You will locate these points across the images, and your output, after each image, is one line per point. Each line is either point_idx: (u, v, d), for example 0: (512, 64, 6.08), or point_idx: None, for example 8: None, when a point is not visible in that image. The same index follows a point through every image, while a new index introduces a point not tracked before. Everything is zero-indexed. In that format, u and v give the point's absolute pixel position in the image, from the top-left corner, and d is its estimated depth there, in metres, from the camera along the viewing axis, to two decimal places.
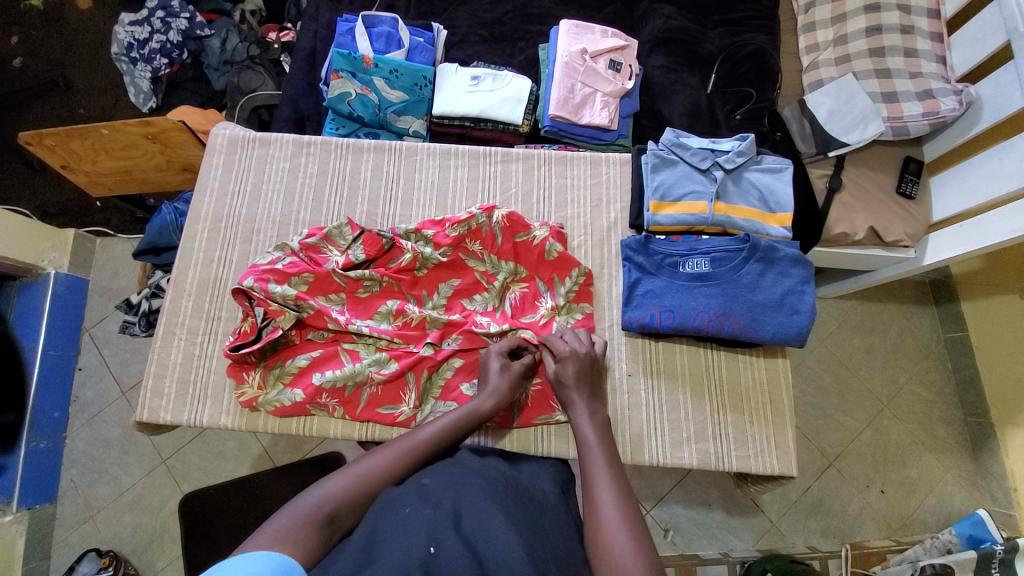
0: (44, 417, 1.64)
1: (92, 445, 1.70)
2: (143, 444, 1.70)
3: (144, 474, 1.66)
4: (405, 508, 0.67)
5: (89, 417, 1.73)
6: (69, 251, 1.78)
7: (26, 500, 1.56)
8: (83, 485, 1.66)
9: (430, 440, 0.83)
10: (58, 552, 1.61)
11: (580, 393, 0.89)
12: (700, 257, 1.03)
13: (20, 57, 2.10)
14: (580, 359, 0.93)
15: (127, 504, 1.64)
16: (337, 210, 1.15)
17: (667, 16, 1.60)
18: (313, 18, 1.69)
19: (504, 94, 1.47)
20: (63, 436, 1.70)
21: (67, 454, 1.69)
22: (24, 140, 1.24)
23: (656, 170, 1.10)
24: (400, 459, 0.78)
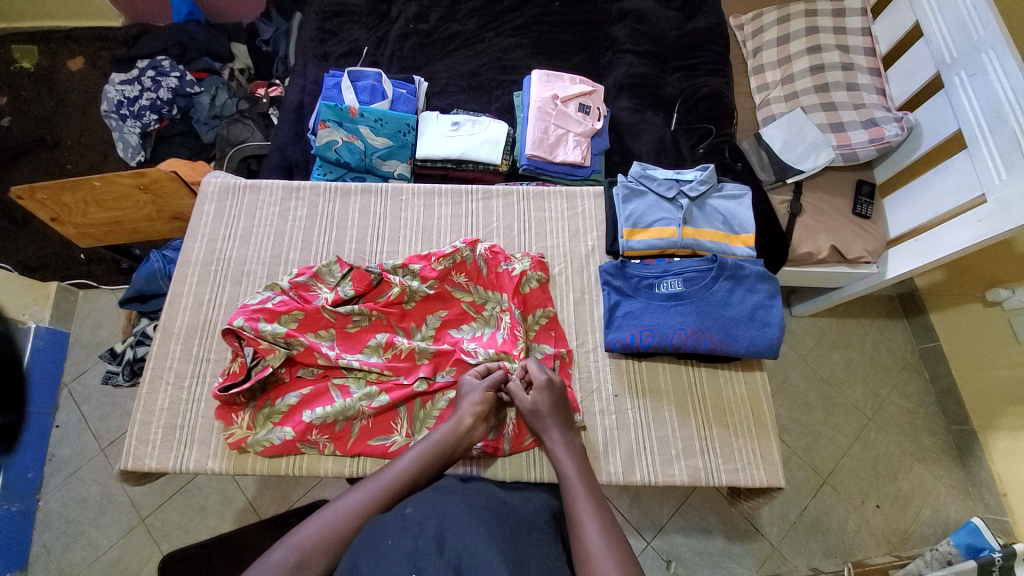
0: (18, 477, 1.58)
1: (67, 505, 1.63)
2: (121, 501, 1.64)
3: (122, 535, 1.60)
4: (388, 540, 0.68)
5: (64, 476, 1.66)
6: (50, 304, 1.78)
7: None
8: (59, 549, 1.58)
9: (412, 473, 0.84)
10: None
11: (552, 419, 0.93)
12: (674, 278, 1.08)
13: (9, 116, 2.17)
14: (550, 393, 0.95)
15: (102, 570, 1.56)
16: (325, 249, 1.18)
17: (629, 64, 1.75)
18: (301, 75, 1.81)
19: (483, 137, 1.58)
20: (36, 497, 1.62)
21: (40, 518, 1.61)
22: (14, 194, 1.23)
23: (627, 200, 1.16)
24: (382, 497, 0.80)
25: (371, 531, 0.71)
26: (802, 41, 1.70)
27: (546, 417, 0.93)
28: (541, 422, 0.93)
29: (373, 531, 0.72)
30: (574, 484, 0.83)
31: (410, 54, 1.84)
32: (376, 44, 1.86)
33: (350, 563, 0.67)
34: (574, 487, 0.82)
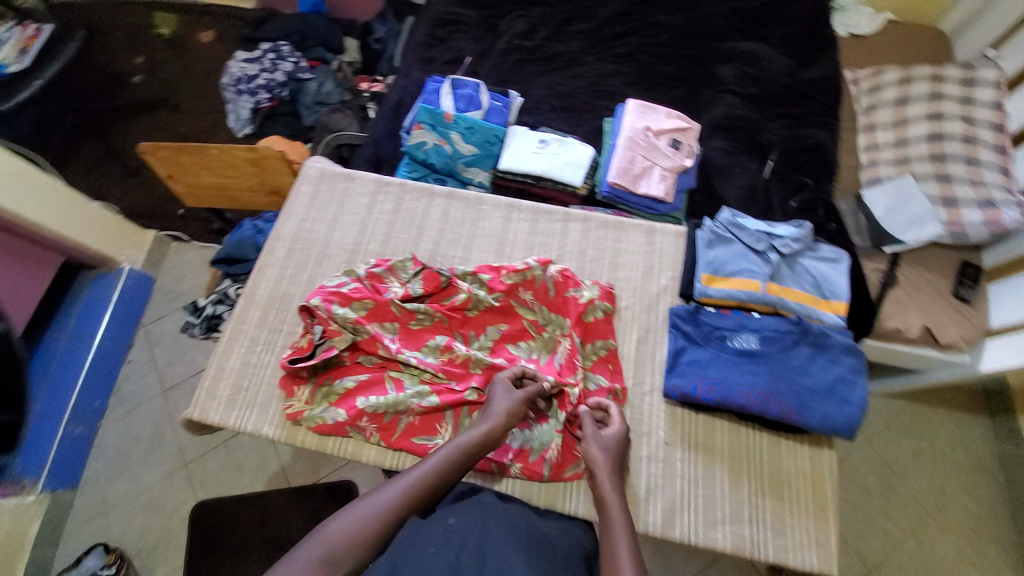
0: (87, 404, 1.80)
1: (120, 439, 1.84)
2: (169, 446, 1.82)
3: (163, 476, 1.78)
4: (428, 547, 0.69)
5: (125, 410, 1.88)
6: (144, 249, 2.02)
7: (49, 484, 1.67)
8: (104, 478, 1.79)
9: (435, 478, 0.84)
10: (68, 542, 1.71)
11: (610, 462, 0.90)
12: (749, 334, 1.03)
13: (141, 75, 2.44)
14: (620, 440, 0.94)
15: (140, 506, 1.74)
16: (403, 245, 1.23)
17: (732, 105, 1.73)
18: (406, 76, 1.93)
19: (567, 158, 1.59)
20: (97, 423, 1.84)
21: (96, 443, 1.83)
22: (140, 149, 1.35)
23: (710, 246, 1.12)
24: (405, 500, 0.80)
25: (413, 535, 0.72)
26: (922, 105, 1.58)
27: (609, 454, 0.91)
28: (599, 456, 0.91)
29: (416, 535, 0.72)
30: (616, 532, 0.79)
31: (510, 68, 1.91)
32: (480, 55, 1.96)
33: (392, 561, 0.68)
34: (617, 537, 0.78)
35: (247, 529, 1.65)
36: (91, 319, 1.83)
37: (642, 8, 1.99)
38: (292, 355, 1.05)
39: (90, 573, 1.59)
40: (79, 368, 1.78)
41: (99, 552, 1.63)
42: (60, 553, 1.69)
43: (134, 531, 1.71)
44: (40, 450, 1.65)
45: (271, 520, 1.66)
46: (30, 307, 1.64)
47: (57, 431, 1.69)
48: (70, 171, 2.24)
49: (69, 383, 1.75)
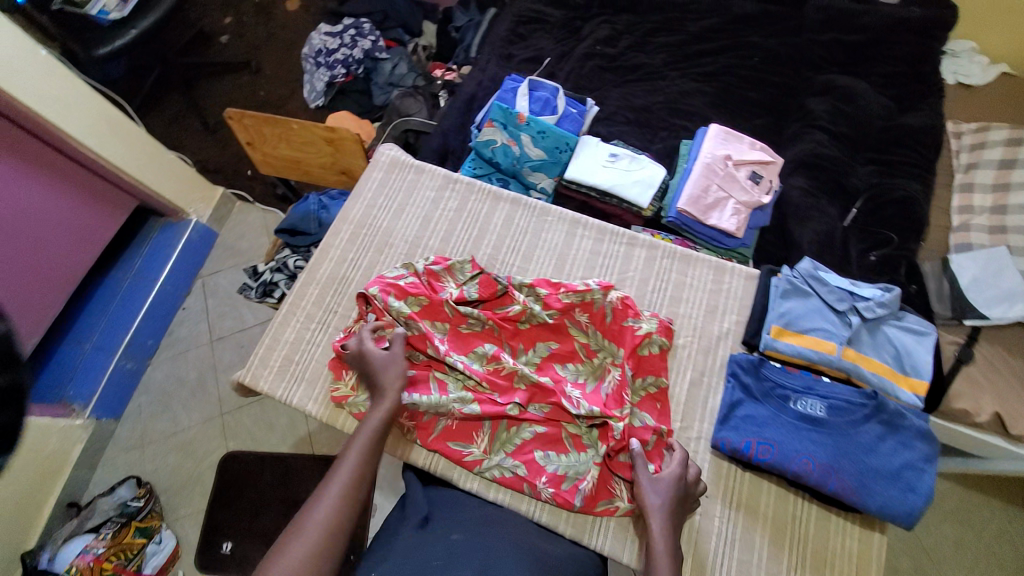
0: (139, 343, 1.90)
1: (166, 379, 1.94)
2: (209, 393, 1.91)
3: (201, 421, 1.87)
4: (434, 562, 0.74)
5: (174, 352, 1.98)
6: (211, 205, 2.10)
7: (96, 412, 1.79)
8: (147, 413, 1.89)
9: (355, 475, 0.83)
10: (103, 468, 1.82)
11: (664, 510, 0.85)
12: (815, 399, 0.98)
13: (227, 35, 2.53)
14: (676, 485, 0.88)
15: (176, 445, 1.84)
16: (463, 246, 1.21)
17: (818, 143, 1.63)
18: (482, 69, 1.91)
19: (637, 177, 1.54)
20: (146, 362, 1.95)
21: (143, 380, 1.94)
22: (227, 115, 1.41)
23: (785, 296, 1.07)
24: (345, 503, 0.79)
25: (417, 548, 0.78)
26: None
27: (662, 499, 0.87)
28: (652, 501, 0.87)
29: (420, 552, 0.77)
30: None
31: (588, 73, 1.87)
32: (559, 57, 1.92)
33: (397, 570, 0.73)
34: None
35: (270, 485, 1.78)
36: (155, 262, 1.94)
37: (736, 27, 1.90)
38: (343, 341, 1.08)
39: (121, 502, 1.66)
40: (138, 307, 1.89)
41: (130, 484, 1.70)
42: (98, 476, 1.80)
43: (166, 469, 1.82)
44: (93, 378, 1.78)
45: (293, 481, 1.75)
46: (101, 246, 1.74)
47: (110, 365, 1.81)
48: (153, 120, 2.37)
49: (127, 319, 1.86)
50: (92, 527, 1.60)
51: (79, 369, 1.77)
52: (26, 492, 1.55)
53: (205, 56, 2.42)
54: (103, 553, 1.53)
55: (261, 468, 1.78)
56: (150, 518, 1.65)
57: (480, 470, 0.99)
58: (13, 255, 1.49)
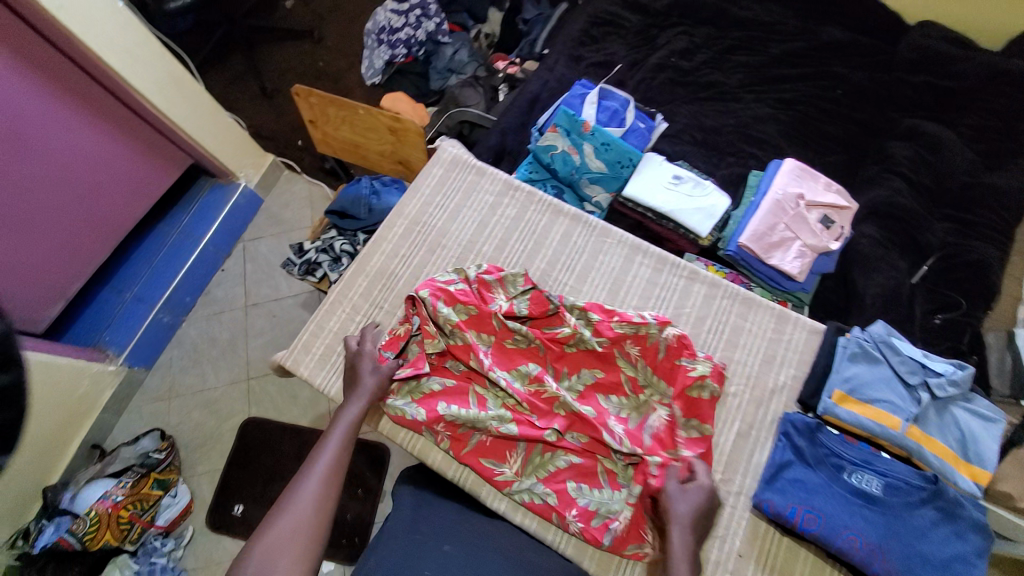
0: (179, 299, 1.92)
1: (200, 336, 1.96)
2: (238, 356, 1.93)
3: (228, 382, 1.89)
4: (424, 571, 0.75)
5: (210, 311, 2.00)
6: (259, 171, 2.07)
7: (130, 360, 1.81)
8: (177, 367, 1.92)
9: (330, 470, 0.86)
10: (130, 413, 1.86)
11: (688, 520, 0.85)
12: (872, 475, 0.93)
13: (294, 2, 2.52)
14: (706, 496, 0.88)
15: (201, 402, 1.87)
16: (517, 257, 1.19)
17: (895, 191, 1.53)
18: (549, 69, 1.86)
19: (700, 204, 1.47)
20: (182, 317, 1.97)
21: (177, 334, 1.96)
22: (295, 91, 1.41)
23: (852, 360, 1.02)
24: (322, 496, 0.82)
25: (406, 544, 0.81)
26: None
27: (687, 507, 0.86)
28: (681, 508, 0.86)
29: (409, 552, 0.79)
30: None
31: (658, 86, 1.79)
32: (630, 65, 1.85)
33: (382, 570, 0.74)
34: None
35: (286, 454, 1.79)
36: (202, 221, 1.94)
37: (822, 55, 1.79)
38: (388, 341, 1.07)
39: (142, 453, 1.70)
40: (180, 264, 1.89)
41: (154, 436, 1.73)
42: (125, 421, 1.84)
43: (188, 424, 1.84)
44: (130, 329, 1.79)
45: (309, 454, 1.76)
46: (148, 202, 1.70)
47: (148, 317, 1.82)
48: (213, 78, 2.37)
49: (169, 275, 1.86)
50: (113, 473, 1.65)
51: (116, 319, 1.78)
52: (56, 432, 1.59)
53: (271, 21, 2.41)
54: (122, 501, 1.58)
55: (280, 436, 1.80)
56: (169, 471, 1.71)
57: (509, 492, 0.97)
58: (70, 203, 1.48)
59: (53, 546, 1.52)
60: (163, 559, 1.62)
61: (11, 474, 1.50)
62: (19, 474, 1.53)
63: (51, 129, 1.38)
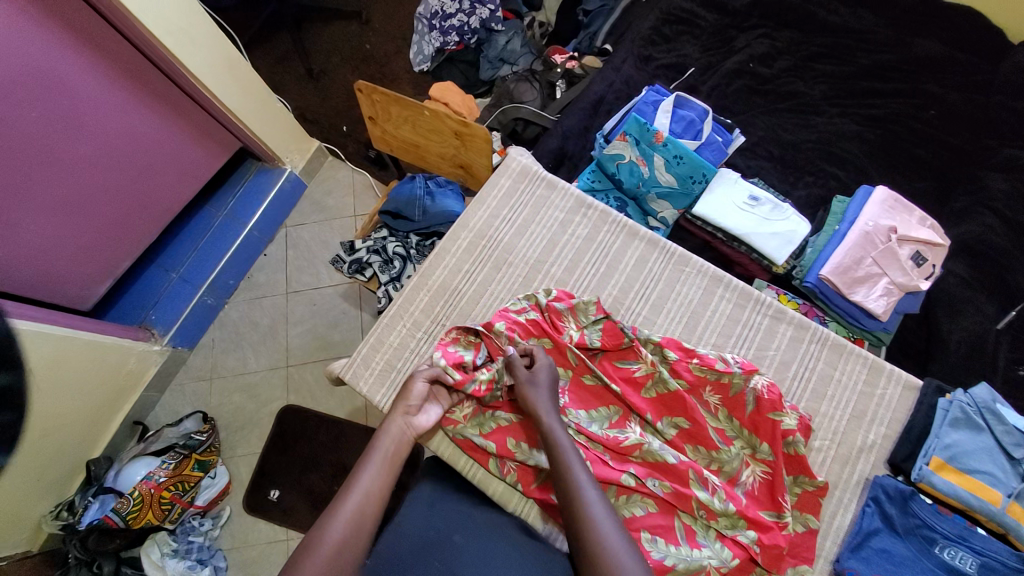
0: (223, 281, 1.87)
1: (242, 319, 1.90)
2: (279, 341, 1.87)
3: (268, 367, 1.84)
4: (434, 562, 0.77)
5: (252, 296, 1.93)
6: (307, 157, 2.00)
7: (174, 339, 1.77)
8: (219, 349, 1.87)
9: (367, 501, 0.80)
10: (172, 392, 1.81)
11: (549, 399, 0.93)
12: (968, 552, 0.89)
13: None
14: (549, 369, 0.97)
15: (240, 385, 1.82)
16: (589, 282, 1.15)
17: (988, 228, 1.42)
18: (615, 69, 1.75)
19: (777, 228, 1.37)
20: (225, 300, 1.91)
21: (220, 316, 1.91)
22: (358, 87, 1.36)
23: (953, 425, 0.98)
24: (358, 524, 0.77)
25: (420, 530, 0.84)
26: None
27: (547, 396, 0.93)
28: (540, 401, 0.92)
29: (423, 543, 0.81)
30: (586, 492, 0.79)
31: (733, 94, 1.67)
32: (702, 69, 1.73)
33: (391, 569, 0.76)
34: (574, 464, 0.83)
35: (322, 444, 1.75)
36: (248, 205, 1.86)
37: (913, 69, 1.64)
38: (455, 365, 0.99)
39: (184, 435, 1.65)
40: (224, 248, 1.82)
41: (195, 417, 1.69)
42: (164, 400, 1.80)
43: (228, 407, 1.80)
44: (177, 308, 1.75)
45: (345, 445, 1.73)
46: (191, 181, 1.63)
47: (194, 298, 1.78)
48: (260, 56, 2.25)
49: (215, 258, 1.81)
50: (155, 452, 1.61)
51: (164, 296, 1.74)
52: (102, 405, 1.56)
53: None
54: (164, 482, 1.53)
55: (316, 427, 1.76)
56: (209, 453, 1.66)
57: None
58: (119, 184, 1.43)
59: (98, 525, 1.48)
60: (201, 538, 1.60)
61: (57, 445, 1.46)
62: (65, 447, 1.49)
63: (100, 107, 1.32)
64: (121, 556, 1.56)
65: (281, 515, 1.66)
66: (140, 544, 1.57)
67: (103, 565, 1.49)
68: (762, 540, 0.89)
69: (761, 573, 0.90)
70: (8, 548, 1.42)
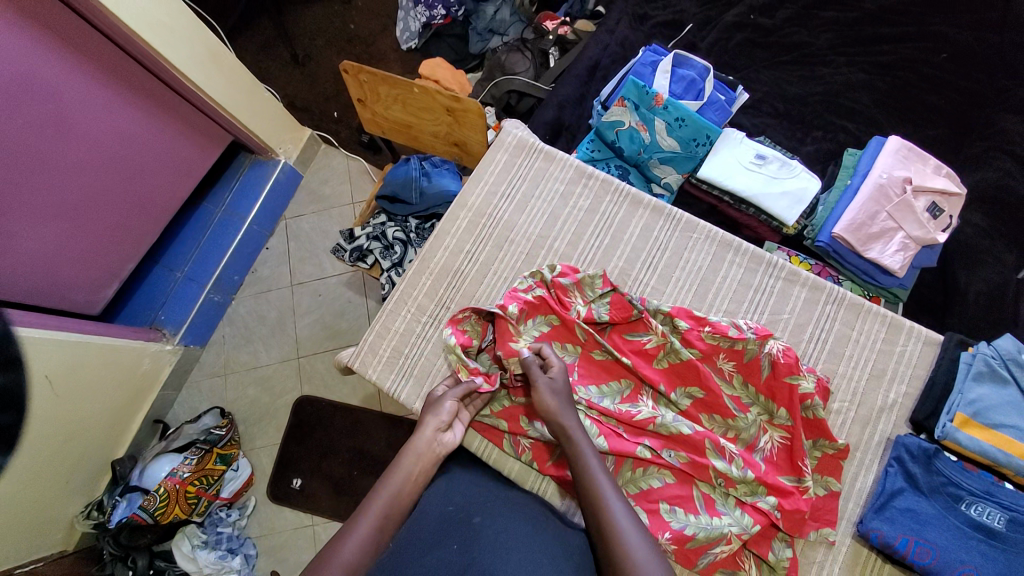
0: (227, 278, 1.86)
1: (249, 314, 1.90)
2: (287, 333, 1.87)
3: (279, 360, 1.84)
4: (452, 546, 0.73)
5: (257, 290, 1.93)
6: (299, 146, 1.96)
7: (185, 338, 1.78)
8: (229, 345, 1.87)
9: (390, 508, 0.81)
10: (187, 389, 1.83)
11: (566, 401, 0.89)
12: (995, 508, 0.87)
13: None
14: (563, 371, 0.93)
15: (254, 379, 1.83)
16: (594, 255, 1.12)
17: (1005, 172, 1.37)
18: (610, 30, 1.67)
19: (786, 187, 1.32)
20: (231, 296, 1.91)
21: (228, 313, 1.90)
22: (344, 68, 1.31)
23: (976, 379, 0.96)
24: (381, 528, 0.78)
25: (438, 510, 0.82)
26: None
27: (560, 398, 0.89)
28: (553, 404, 0.88)
29: (441, 526, 0.78)
30: (609, 502, 0.77)
31: (734, 49, 1.60)
32: (701, 25, 1.64)
33: (409, 551, 0.73)
34: (593, 469, 0.81)
35: (338, 432, 1.76)
36: (245, 199, 1.84)
37: (924, 9, 1.54)
38: (462, 345, 1.01)
39: (204, 431, 1.68)
40: (225, 244, 1.81)
41: (214, 413, 1.70)
42: (180, 398, 1.82)
43: (244, 401, 1.82)
44: (184, 307, 1.75)
45: (360, 433, 1.74)
46: (183, 178, 1.58)
47: (200, 297, 1.77)
48: (244, 45, 2.18)
49: (216, 254, 1.79)
50: (177, 449, 1.63)
51: (172, 296, 1.73)
52: (121, 406, 1.57)
53: None
54: (188, 477, 1.55)
55: (331, 416, 1.77)
56: (229, 446, 1.69)
57: None
58: (115, 188, 1.41)
59: (127, 522, 1.49)
60: (229, 528, 1.64)
61: (81, 448, 1.47)
62: (88, 449, 1.50)
63: (89, 110, 1.28)
64: (154, 552, 1.59)
65: (305, 502, 1.69)
66: (171, 537, 1.60)
67: (138, 559, 1.55)
68: (784, 506, 0.88)
69: (784, 537, 0.90)
70: (41, 550, 1.45)
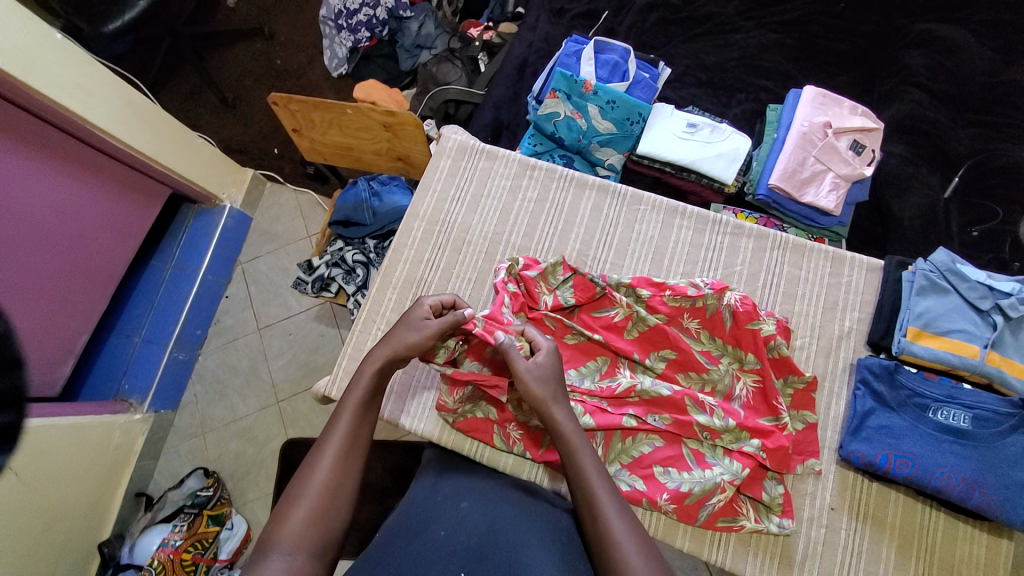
0: (190, 333, 1.79)
1: (219, 367, 1.83)
2: (262, 379, 1.81)
3: (258, 408, 1.78)
4: (439, 531, 0.73)
5: (224, 341, 1.86)
6: (243, 188, 1.91)
7: (155, 404, 1.70)
8: (204, 402, 1.80)
9: (338, 470, 0.78)
10: (166, 456, 1.75)
11: (553, 390, 0.85)
12: (958, 409, 0.94)
13: None
14: (553, 354, 0.89)
15: (235, 431, 1.76)
16: (550, 242, 1.15)
17: (915, 103, 1.48)
18: (531, 28, 1.72)
19: (720, 149, 1.38)
20: (196, 351, 1.84)
21: (196, 369, 1.83)
22: (274, 100, 1.31)
23: (920, 294, 1.03)
24: (328, 494, 0.75)
25: (424, 501, 0.83)
26: None
27: (547, 385, 0.85)
28: (541, 392, 0.83)
29: (427, 514, 0.78)
30: (606, 509, 0.74)
31: (651, 29, 1.67)
32: (616, 11, 1.71)
33: (397, 540, 0.72)
34: (588, 473, 0.78)
35: None
36: (196, 250, 1.78)
37: None
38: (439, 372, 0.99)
39: (190, 494, 1.60)
40: (182, 301, 1.74)
41: (197, 474, 1.64)
42: (160, 466, 1.73)
43: (229, 456, 1.74)
44: (148, 372, 1.67)
45: None
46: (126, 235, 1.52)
47: (164, 357, 1.70)
48: (169, 96, 2.11)
49: (172, 313, 1.72)
50: (165, 519, 1.56)
51: (132, 363, 1.66)
52: (95, 485, 1.48)
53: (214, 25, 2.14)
54: (181, 544, 1.49)
55: None
56: (220, 506, 1.61)
57: None
58: (53, 258, 1.34)
59: None
60: None
61: (65, 533, 1.39)
62: (70, 535, 1.42)
63: (18, 184, 1.23)
64: None
65: None
66: None
67: None
68: (767, 445, 0.92)
69: (774, 476, 0.95)
70: None
